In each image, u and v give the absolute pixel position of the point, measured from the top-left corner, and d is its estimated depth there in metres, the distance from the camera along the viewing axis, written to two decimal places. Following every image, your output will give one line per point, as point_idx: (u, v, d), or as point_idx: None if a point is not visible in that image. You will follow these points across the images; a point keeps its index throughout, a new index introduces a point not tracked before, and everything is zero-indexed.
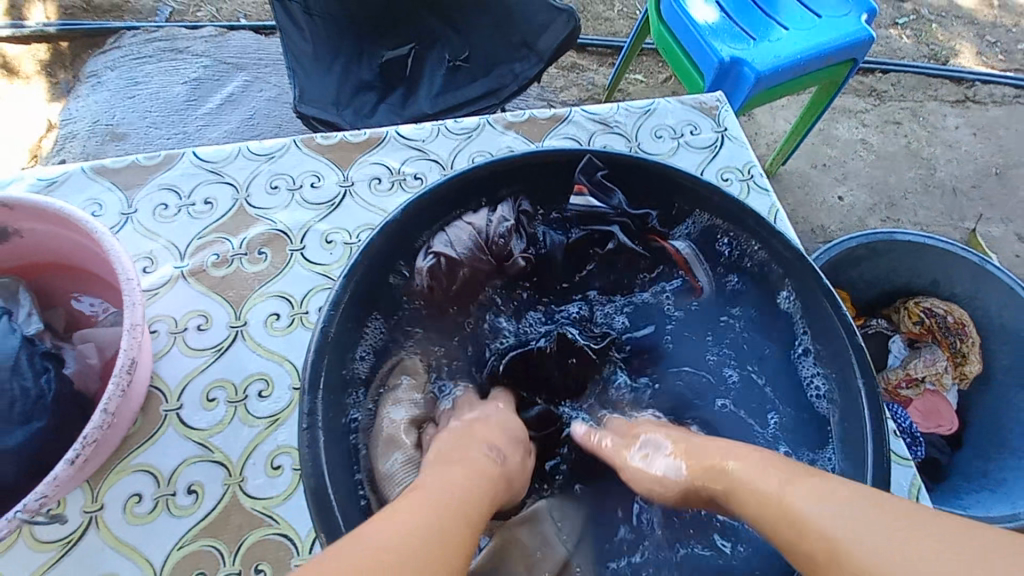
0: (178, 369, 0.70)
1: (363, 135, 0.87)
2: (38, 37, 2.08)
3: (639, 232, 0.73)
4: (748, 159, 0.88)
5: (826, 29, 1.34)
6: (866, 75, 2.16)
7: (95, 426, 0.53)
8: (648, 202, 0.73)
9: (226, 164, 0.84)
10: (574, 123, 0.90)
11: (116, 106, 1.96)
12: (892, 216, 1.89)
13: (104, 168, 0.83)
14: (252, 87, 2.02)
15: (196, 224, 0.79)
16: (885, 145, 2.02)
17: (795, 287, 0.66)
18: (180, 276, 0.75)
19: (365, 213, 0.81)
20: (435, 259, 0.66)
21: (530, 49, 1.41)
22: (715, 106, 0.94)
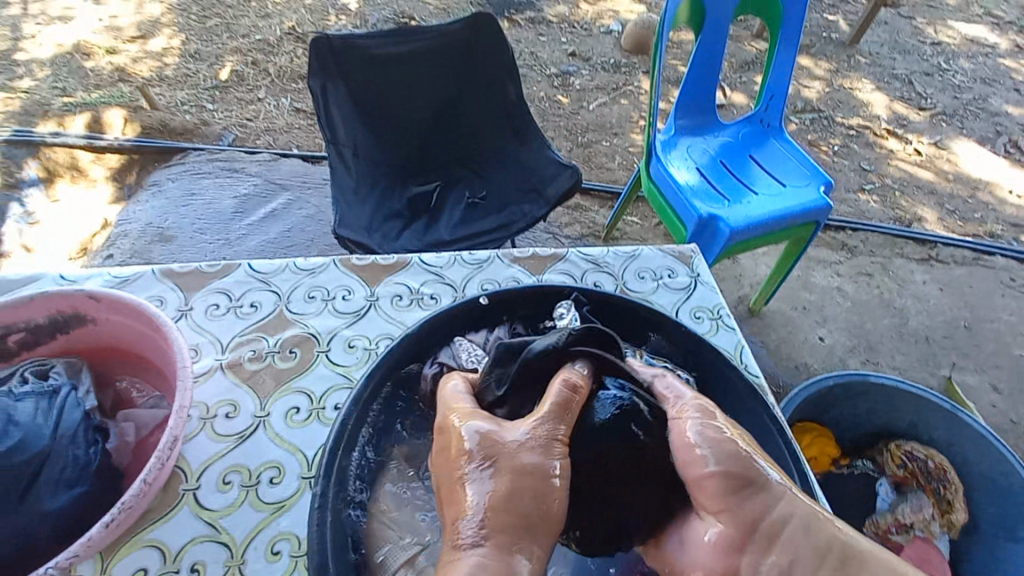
0: (202, 452, 0.78)
1: (392, 259, 1.04)
2: (109, 148, 2.41)
3: None
4: (717, 301, 1.03)
5: (790, 196, 1.58)
6: (838, 232, 2.43)
7: (132, 493, 0.63)
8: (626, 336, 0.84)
9: (274, 275, 0.99)
10: (570, 262, 1.07)
11: (169, 212, 2.21)
12: (871, 359, 2.01)
13: (171, 271, 0.98)
14: (293, 204, 2.29)
15: (240, 324, 0.92)
16: (859, 293, 2.20)
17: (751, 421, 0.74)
18: (219, 367, 0.86)
19: (385, 324, 0.94)
20: (439, 369, 0.74)
21: (539, 193, 1.65)
22: (691, 255, 1.11)
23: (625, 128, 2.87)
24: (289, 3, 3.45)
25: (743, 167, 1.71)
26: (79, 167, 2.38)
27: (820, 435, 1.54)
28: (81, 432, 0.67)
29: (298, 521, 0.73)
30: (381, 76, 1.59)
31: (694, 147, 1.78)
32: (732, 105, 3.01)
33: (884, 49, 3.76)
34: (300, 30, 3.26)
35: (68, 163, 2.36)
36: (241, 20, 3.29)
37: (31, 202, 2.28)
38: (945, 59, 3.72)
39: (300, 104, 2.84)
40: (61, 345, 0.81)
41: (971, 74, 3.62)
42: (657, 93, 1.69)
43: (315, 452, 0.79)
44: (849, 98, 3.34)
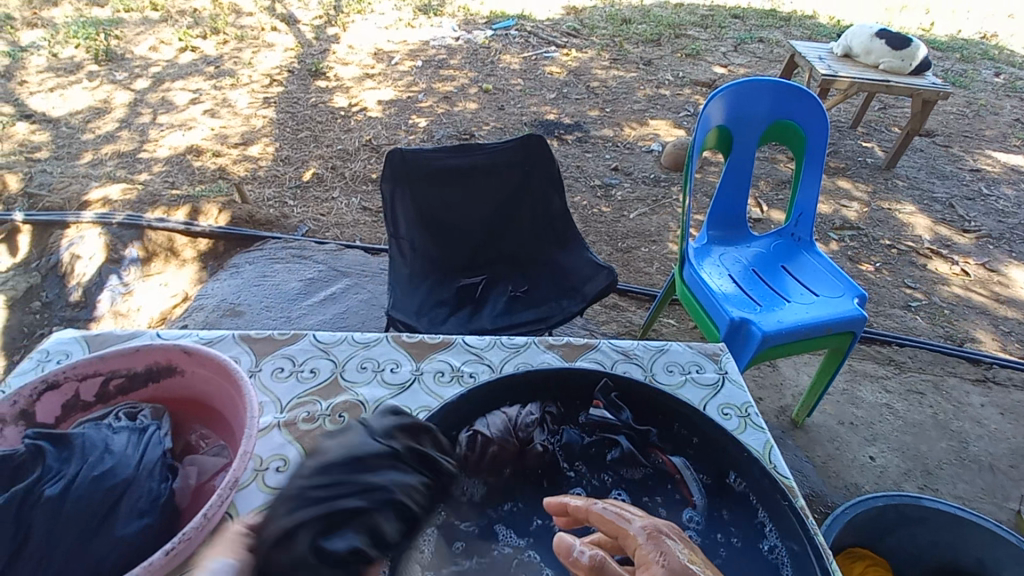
0: (250, 502, 0.85)
1: (438, 338, 1.14)
2: (200, 233, 2.75)
3: (642, 444, 0.85)
4: (746, 399, 1.06)
5: (822, 306, 1.63)
6: (883, 346, 2.39)
7: (192, 527, 0.70)
8: (649, 421, 0.87)
9: (334, 345, 1.11)
10: (602, 351, 1.14)
11: (243, 291, 2.46)
12: (929, 484, 1.87)
13: (248, 337, 1.12)
14: (351, 289, 2.51)
15: (299, 387, 1.02)
16: (911, 412, 2.11)
17: (770, 502, 0.75)
18: (276, 424, 0.96)
19: (427, 396, 1.02)
20: (473, 436, 0.80)
21: (576, 291, 1.76)
22: (719, 353, 1.16)
23: (664, 236, 3.03)
24: (368, 121, 3.99)
25: (776, 277, 1.78)
26: (173, 247, 2.72)
27: (877, 564, 1.41)
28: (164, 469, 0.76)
29: None
30: (443, 183, 1.82)
31: (726, 257, 1.88)
32: (768, 220, 3.14)
33: (922, 174, 3.88)
34: (375, 142, 3.75)
35: (166, 245, 2.71)
36: (327, 133, 3.83)
37: (127, 275, 2.59)
38: (986, 185, 3.78)
39: (368, 203, 3.18)
40: (149, 394, 0.92)
41: (1015, 199, 3.65)
42: (689, 208, 1.83)
43: None
44: (889, 218, 3.41)
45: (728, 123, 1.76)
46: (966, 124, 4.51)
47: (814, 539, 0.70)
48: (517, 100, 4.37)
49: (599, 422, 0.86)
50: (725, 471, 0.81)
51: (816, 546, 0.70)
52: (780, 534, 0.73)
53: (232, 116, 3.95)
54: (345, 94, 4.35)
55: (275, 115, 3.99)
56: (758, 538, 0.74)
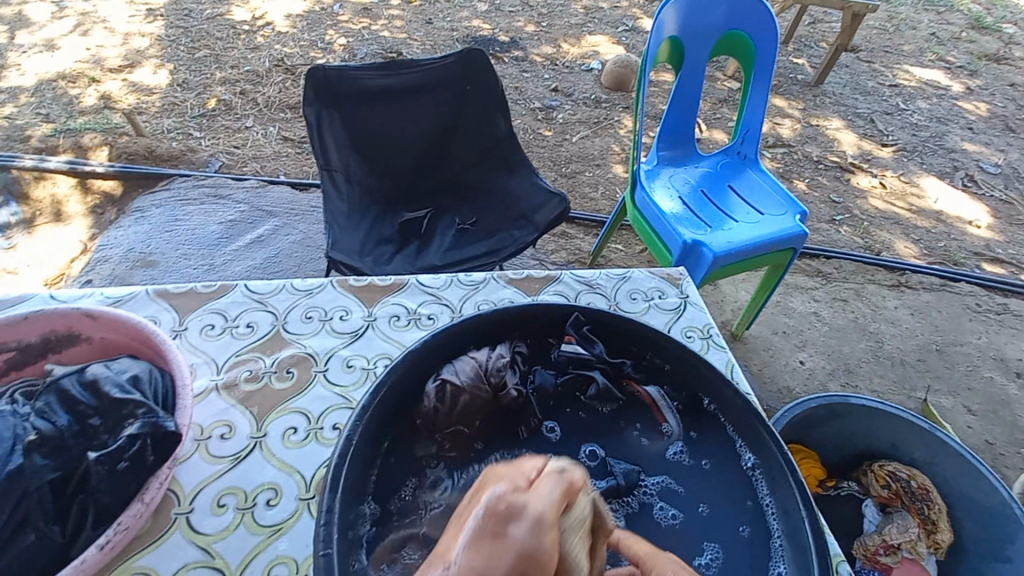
0: (196, 474, 0.76)
1: (389, 281, 1.05)
2: (91, 174, 2.40)
3: (616, 376, 0.83)
4: (707, 321, 1.05)
5: (768, 223, 1.66)
6: (813, 259, 2.53)
7: (130, 514, 0.60)
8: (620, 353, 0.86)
9: (270, 295, 0.99)
10: (564, 283, 1.09)
11: (152, 238, 2.18)
12: (851, 381, 2.07)
13: (166, 292, 0.97)
14: (280, 230, 2.29)
15: (236, 344, 0.91)
16: (836, 318, 2.28)
17: (740, 419, 0.77)
18: (214, 388, 0.85)
19: (384, 344, 0.94)
20: (441, 387, 0.74)
21: (528, 219, 1.69)
22: (679, 277, 1.14)
23: (607, 160, 2.97)
24: (277, 37, 3.51)
25: (723, 196, 1.79)
26: (59, 194, 2.36)
27: (806, 457, 1.56)
28: (142, 410, 0.63)
29: (297, 544, 0.71)
30: (376, 107, 1.64)
31: (676, 177, 1.86)
32: (708, 140, 3.14)
33: (848, 91, 3.99)
34: (289, 62, 3.32)
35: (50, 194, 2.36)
36: (230, 52, 3.34)
37: (9, 232, 2.25)
38: (903, 100, 3.96)
39: (288, 132, 2.87)
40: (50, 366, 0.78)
41: (928, 113, 3.86)
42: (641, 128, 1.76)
43: (313, 473, 0.77)
44: (818, 134, 3.52)
45: (681, 33, 1.66)
46: (887, 39, 4.63)
47: (781, 445, 0.72)
48: (445, 12, 3.98)
49: (572, 358, 0.83)
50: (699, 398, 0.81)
51: (783, 450, 0.72)
52: (752, 448, 0.74)
53: (108, 33, 3.33)
54: (246, 5, 3.77)
55: (162, 31, 3.41)
56: (731, 456, 0.75)
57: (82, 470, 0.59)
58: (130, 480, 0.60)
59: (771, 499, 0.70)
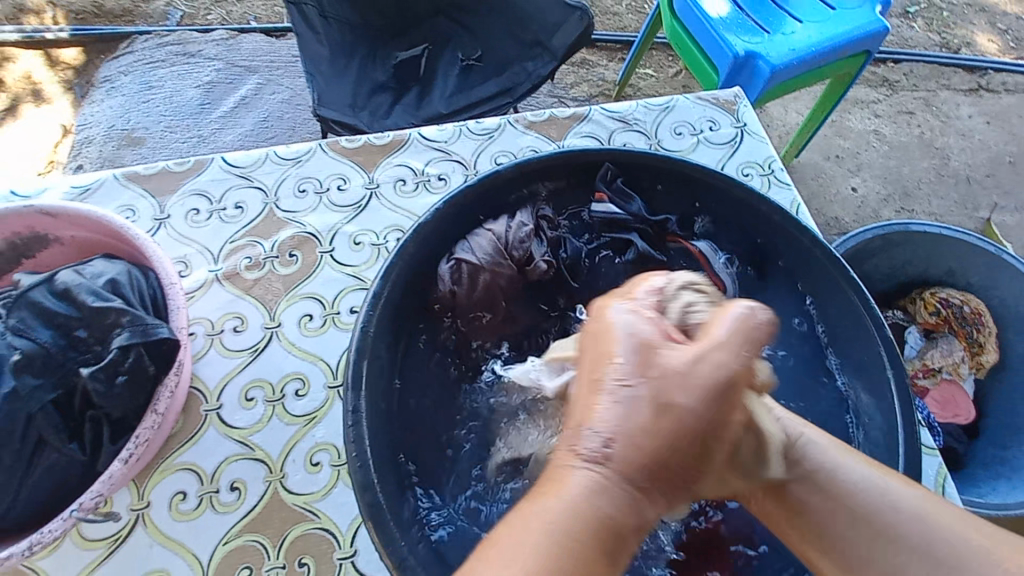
0: (216, 370, 0.72)
1: (387, 137, 0.88)
2: (50, 43, 2.08)
3: (658, 237, 0.71)
4: (768, 153, 0.88)
5: (840, 22, 1.35)
6: (878, 65, 2.15)
7: (147, 427, 0.54)
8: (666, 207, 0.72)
9: (254, 168, 0.85)
10: (594, 122, 0.91)
11: (130, 110, 1.97)
12: (906, 206, 1.89)
13: (136, 175, 0.84)
14: (265, 89, 2.03)
15: (228, 229, 0.81)
16: (898, 135, 2.02)
17: (811, 271, 0.65)
18: (215, 279, 0.77)
19: (391, 215, 0.83)
20: (456, 267, 0.63)
21: (543, 46, 1.40)
22: (734, 101, 0.94)
23: None
24: None
25: None
26: (25, 73, 2.03)
27: None
28: (126, 318, 0.56)
29: (334, 430, 0.68)
30: None
31: None
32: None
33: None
34: None
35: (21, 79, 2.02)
36: None
37: None
38: None
39: None
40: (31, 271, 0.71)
41: None
42: None
43: (338, 360, 0.72)
44: None
45: None
46: None
47: (863, 292, 0.62)
48: None
49: (605, 219, 0.71)
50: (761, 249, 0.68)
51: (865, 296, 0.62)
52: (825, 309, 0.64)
53: None
54: None
55: None
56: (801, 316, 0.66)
57: (82, 388, 0.54)
58: (133, 393, 0.55)
59: (844, 375, 0.62)
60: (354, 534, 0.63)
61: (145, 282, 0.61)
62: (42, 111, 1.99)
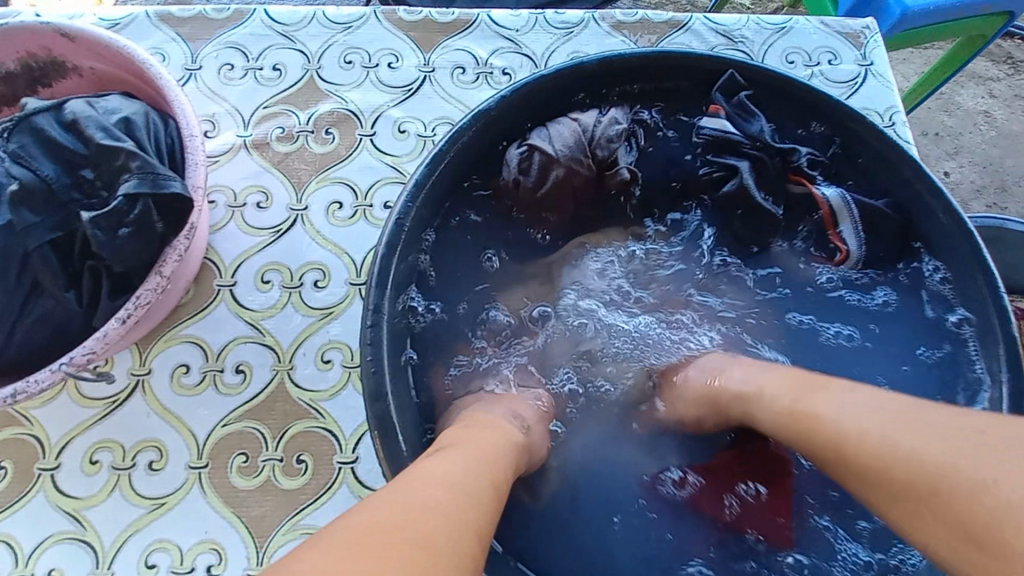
0: (234, 245, 0.66)
1: (451, 15, 0.76)
2: None
3: (779, 173, 0.59)
4: (892, 103, 0.74)
5: None
6: (1008, 37, 1.87)
7: (149, 288, 0.49)
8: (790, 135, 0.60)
9: (299, 28, 0.75)
10: (692, 33, 0.77)
11: None
12: (1000, 203, 1.69)
13: (169, 15, 0.75)
14: None
15: (262, 92, 0.72)
16: (1011, 122, 1.77)
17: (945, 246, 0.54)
18: (243, 146, 0.69)
19: (444, 104, 0.73)
20: (528, 154, 0.56)
21: None
22: (862, 34, 0.78)
23: None
24: None
25: None
26: None
27: None
28: (136, 163, 0.49)
29: (350, 329, 0.63)
30: None
31: None
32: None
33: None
34: None
35: None
36: None
37: None
38: None
39: None
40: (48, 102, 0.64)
41: None
42: None
43: (365, 256, 0.66)
44: None
45: None
46: None
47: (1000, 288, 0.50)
48: None
49: (718, 140, 0.59)
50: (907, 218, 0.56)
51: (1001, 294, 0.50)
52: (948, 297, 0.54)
53: None
54: None
55: None
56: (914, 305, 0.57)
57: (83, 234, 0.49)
58: (138, 248, 0.49)
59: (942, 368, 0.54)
60: (358, 441, 0.59)
61: (165, 130, 0.54)
62: None
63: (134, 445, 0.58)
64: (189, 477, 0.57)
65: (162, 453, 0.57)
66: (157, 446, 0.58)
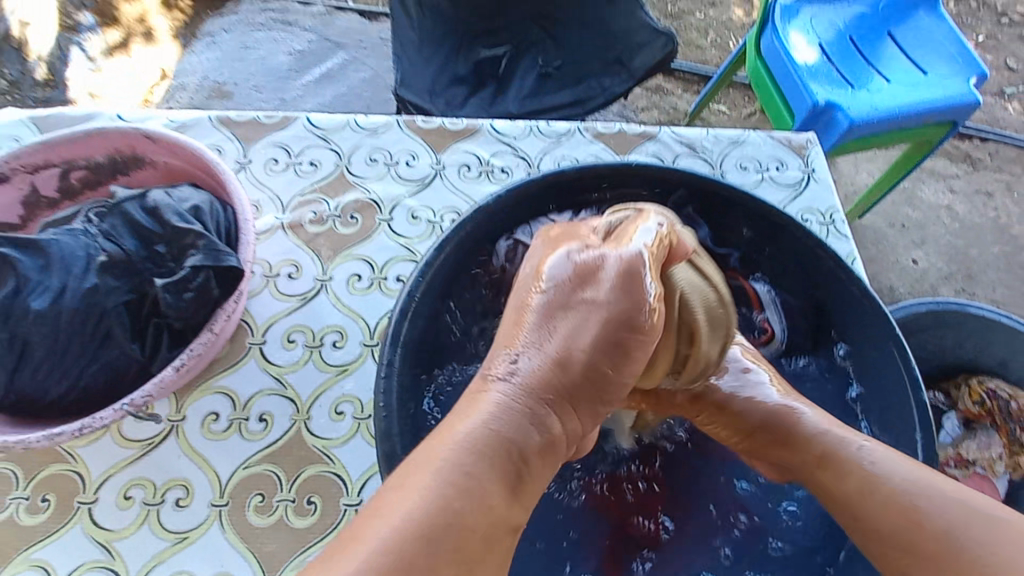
0: (266, 309, 0.76)
1: (461, 124, 0.92)
2: None
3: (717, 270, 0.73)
4: (831, 203, 0.87)
5: (931, 87, 1.32)
6: (962, 140, 2.08)
7: (201, 342, 0.59)
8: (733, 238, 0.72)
9: (334, 132, 0.91)
10: (661, 143, 0.92)
11: (225, 67, 2.06)
12: (968, 288, 1.81)
13: (228, 119, 0.91)
14: (350, 66, 2.07)
15: (300, 183, 0.86)
16: (972, 215, 1.93)
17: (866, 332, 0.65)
18: (280, 226, 0.82)
19: (451, 196, 0.86)
20: (513, 247, 0.69)
21: (623, 65, 1.42)
22: (806, 146, 0.93)
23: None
24: None
25: (876, 47, 1.42)
26: (141, 11, 2.10)
27: None
28: (201, 240, 0.61)
29: (362, 385, 0.72)
30: None
31: (818, 19, 1.46)
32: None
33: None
34: None
35: (134, 23, 2.08)
36: None
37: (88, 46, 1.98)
38: None
39: None
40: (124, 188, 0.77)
41: None
42: None
43: (378, 321, 0.76)
44: None
45: None
46: None
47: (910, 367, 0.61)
48: None
49: None
50: (821, 305, 0.68)
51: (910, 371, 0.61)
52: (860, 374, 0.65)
53: None
54: None
55: None
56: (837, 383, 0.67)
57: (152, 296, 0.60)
58: (196, 309, 0.60)
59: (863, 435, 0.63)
60: (362, 485, 0.66)
61: (224, 215, 0.66)
62: (148, 52, 2.05)
63: (164, 483, 0.65)
64: (210, 513, 0.63)
65: (188, 491, 0.64)
66: (184, 485, 0.65)
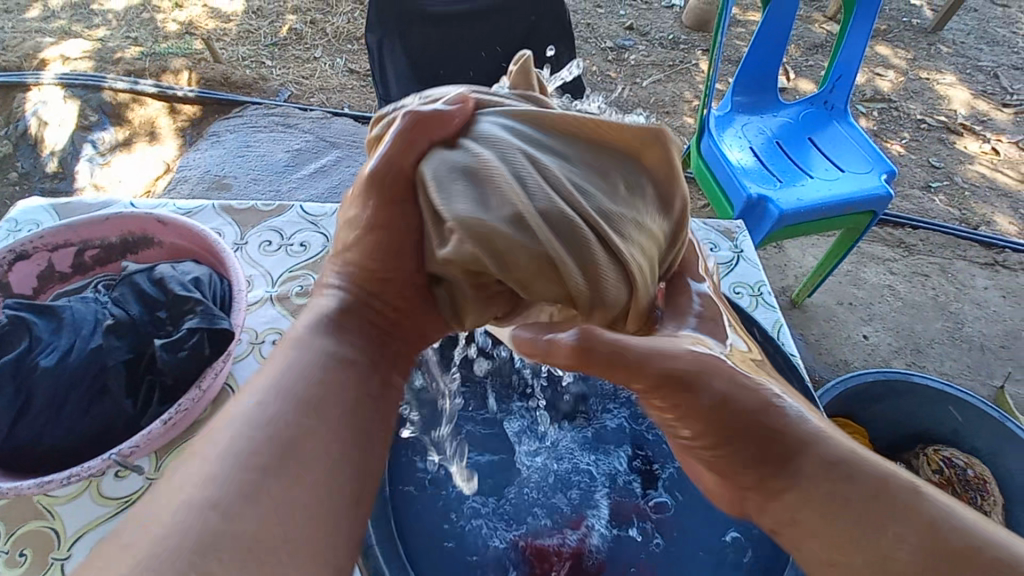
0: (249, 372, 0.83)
1: None
2: (177, 99, 2.36)
3: None
4: (759, 278, 1.00)
5: (848, 182, 1.52)
6: (896, 228, 2.31)
7: (189, 397, 0.65)
8: None
9: (324, 217, 1.03)
10: None
11: (227, 162, 2.17)
12: (917, 361, 1.93)
13: (230, 207, 1.03)
14: (342, 162, 2.25)
15: (290, 261, 0.96)
16: (912, 294, 2.10)
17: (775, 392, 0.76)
18: (269, 299, 0.91)
19: None
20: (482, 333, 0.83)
21: None
22: (736, 231, 1.08)
23: (679, 107, 2.56)
24: None
25: (801, 150, 1.64)
26: (149, 116, 2.33)
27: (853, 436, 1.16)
28: (199, 305, 0.70)
29: None
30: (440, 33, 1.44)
31: (749, 127, 1.71)
32: (810, 67, 2.56)
33: (991, 23, 3.20)
34: None
35: (145, 128, 2.32)
36: None
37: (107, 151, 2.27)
38: None
39: (355, 65, 2.74)
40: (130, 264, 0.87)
41: None
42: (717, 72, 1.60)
43: None
44: (926, 90, 2.83)
45: None
46: None
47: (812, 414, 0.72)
48: None
49: None
50: None
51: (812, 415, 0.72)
52: None
53: None
54: None
55: None
56: None
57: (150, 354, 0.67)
58: (189, 366, 0.67)
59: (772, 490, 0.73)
60: None
61: (220, 286, 0.75)
62: (156, 151, 2.29)
63: None
64: None
65: None
66: None
